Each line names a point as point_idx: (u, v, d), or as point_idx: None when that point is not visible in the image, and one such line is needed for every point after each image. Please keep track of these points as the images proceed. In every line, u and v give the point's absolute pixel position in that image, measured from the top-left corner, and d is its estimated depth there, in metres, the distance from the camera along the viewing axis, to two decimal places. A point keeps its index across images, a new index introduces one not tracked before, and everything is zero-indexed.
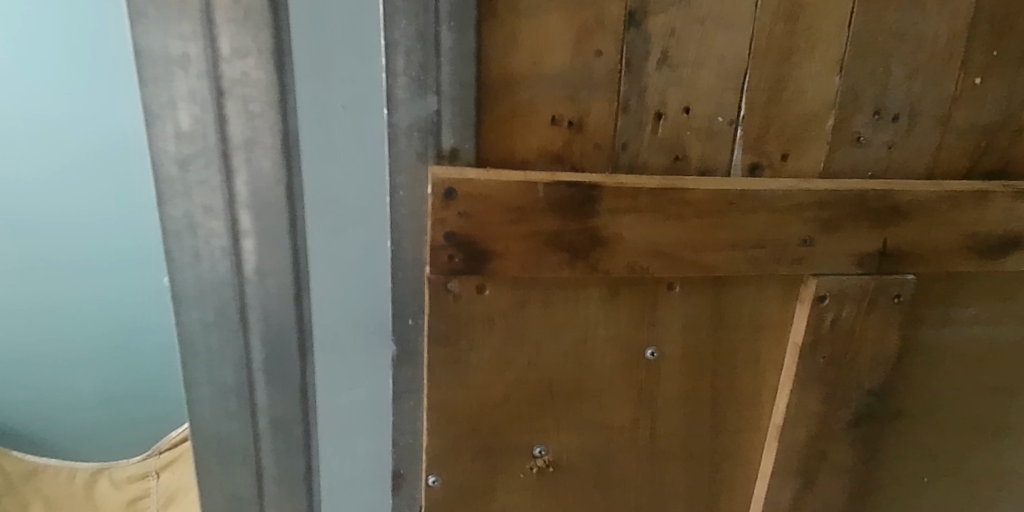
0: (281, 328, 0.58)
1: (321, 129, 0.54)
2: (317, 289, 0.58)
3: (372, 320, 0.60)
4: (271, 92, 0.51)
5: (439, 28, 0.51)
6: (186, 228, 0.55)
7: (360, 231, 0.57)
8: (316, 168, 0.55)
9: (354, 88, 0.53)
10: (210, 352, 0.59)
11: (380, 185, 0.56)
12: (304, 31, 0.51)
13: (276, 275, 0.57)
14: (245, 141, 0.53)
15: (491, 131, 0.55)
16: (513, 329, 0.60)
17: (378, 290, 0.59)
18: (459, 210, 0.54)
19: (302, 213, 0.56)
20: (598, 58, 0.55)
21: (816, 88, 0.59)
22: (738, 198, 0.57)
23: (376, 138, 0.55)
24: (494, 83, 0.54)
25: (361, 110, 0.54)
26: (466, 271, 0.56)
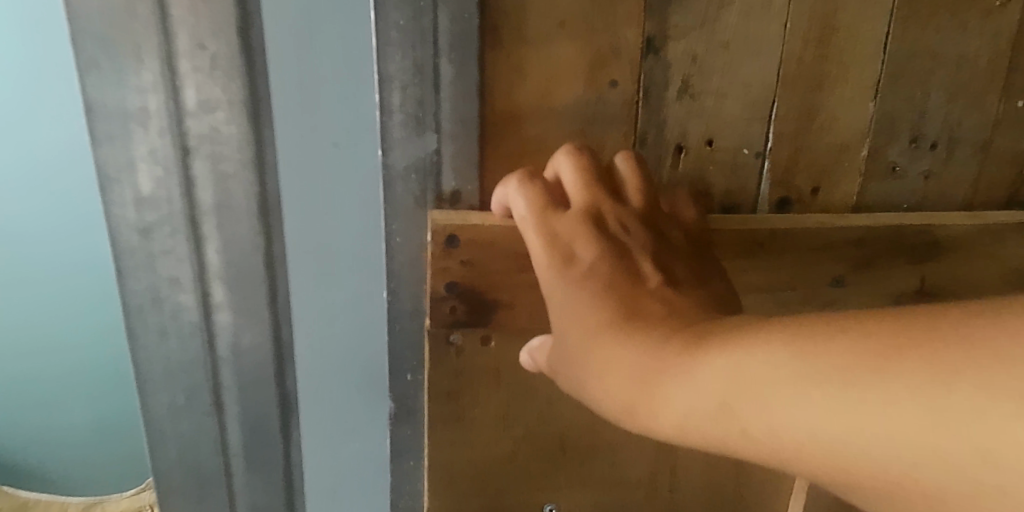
0: (262, 398, 0.54)
1: (303, 183, 0.49)
2: (304, 352, 0.53)
3: (367, 380, 0.55)
4: (245, 149, 0.47)
5: (439, 60, 0.46)
6: (150, 303, 0.49)
7: (353, 285, 0.52)
8: (299, 227, 0.50)
9: (344, 130, 0.48)
10: (183, 428, 0.54)
11: (373, 237, 0.51)
12: (283, 74, 0.46)
13: (263, 339, 0.52)
14: (218, 207, 0.48)
15: (495, 170, 0.50)
16: (522, 380, 0.55)
17: (372, 347, 0.54)
18: (461, 257, 0.49)
19: (287, 274, 0.51)
20: (613, 88, 0.50)
21: (849, 116, 0.54)
22: (767, 238, 0.52)
23: (367, 187, 0.50)
24: (498, 119, 0.49)
25: (350, 158, 0.49)
26: (469, 323, 0.51)
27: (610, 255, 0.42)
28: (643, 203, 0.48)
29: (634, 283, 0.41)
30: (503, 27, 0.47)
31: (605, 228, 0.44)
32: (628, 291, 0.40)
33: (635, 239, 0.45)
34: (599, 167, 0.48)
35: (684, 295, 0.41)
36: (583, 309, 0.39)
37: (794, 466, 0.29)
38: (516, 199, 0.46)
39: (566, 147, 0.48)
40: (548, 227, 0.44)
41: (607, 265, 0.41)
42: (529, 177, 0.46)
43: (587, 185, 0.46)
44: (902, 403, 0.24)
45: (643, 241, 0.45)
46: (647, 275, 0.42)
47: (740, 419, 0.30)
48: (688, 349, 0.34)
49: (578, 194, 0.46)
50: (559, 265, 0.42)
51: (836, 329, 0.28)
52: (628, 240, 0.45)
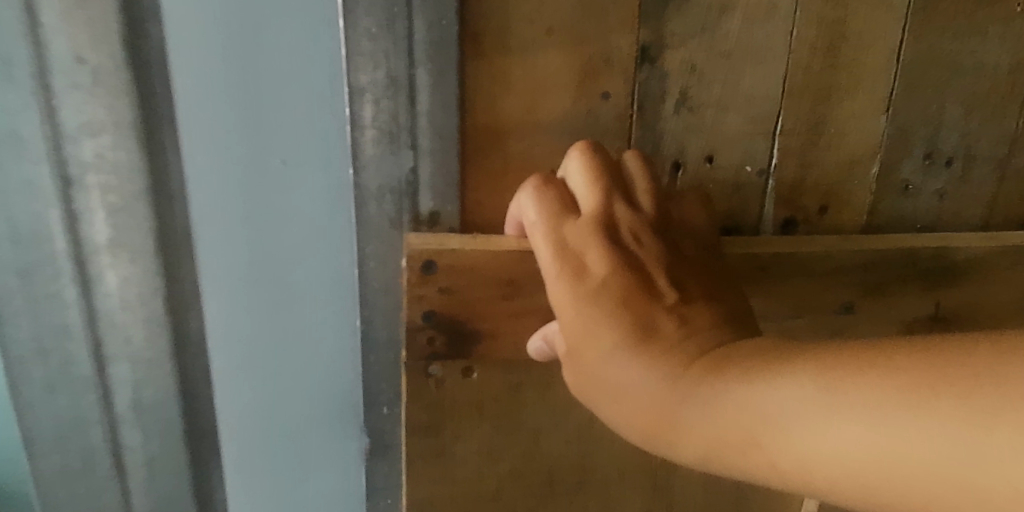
0: (166, 426, 0.55)
1: (240, 203, 0.48)
2: (241, 373, 0.53)
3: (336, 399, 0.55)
4: (136, 177, 0.46)
5: (414, 70, 0.42)
6: (37, 346, 0.50)
7: (313, 304, 0.52)
8: (228, 251, 0.50)
9: (291, 148, 0.47)
10: (69, 465, 0.54)
11: (327, 254, 0.51)
12: (217, 90, 0.45)
13: (225, 349, 0.52)
14: (106, 241, 0.47)
15: (479, 189, 0.46)
16: (507, 413, 0.51)
17: (329, 364, 0.54)
18: (439, 285, 0.45)
19: (243, 291, 0.51)
20: (604, 101, 0.46)
21: (859, 131, 0.51)
22: (772, 263, 0.49)
23: (318, 203, 0.49)
24: (479, 134, 0.45)
25: (298, 175, 0.48)
26: (449, 355, 0.47)
27: (624, 268, 0.38)
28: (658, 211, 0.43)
29: (650, 301, 0.37)
30: (485, 34, 0.43)
31: (618, 238, 0.40)
32: (643, 308, 0.37)
33: (650, 250, 0.40)
34: (613, 169, 0.43)
35: (702, 310, 0.38)
36: (600, 330, 0.36)
37: (826, 495, 0.28)
38: (526, 205, 0.42)
39: (578, 144, 0.44)
40: (558, 236, 0.40)
41: (622, 279, 0.38)
42: (545, 184, 0.42)
43: (600, 190, 0.41)
44: (952, 434, 0.24)
45: (660, 253, 0.41)
46: (665, 292, 0.38)
47: (768, 451, 0.30)
48: (710, 377, 0.33)
49: (591, 200, 0.41)
50: (569, 278, 0.38)
51: (862, 362, 0.27)
52: (644, 254, 0.40)
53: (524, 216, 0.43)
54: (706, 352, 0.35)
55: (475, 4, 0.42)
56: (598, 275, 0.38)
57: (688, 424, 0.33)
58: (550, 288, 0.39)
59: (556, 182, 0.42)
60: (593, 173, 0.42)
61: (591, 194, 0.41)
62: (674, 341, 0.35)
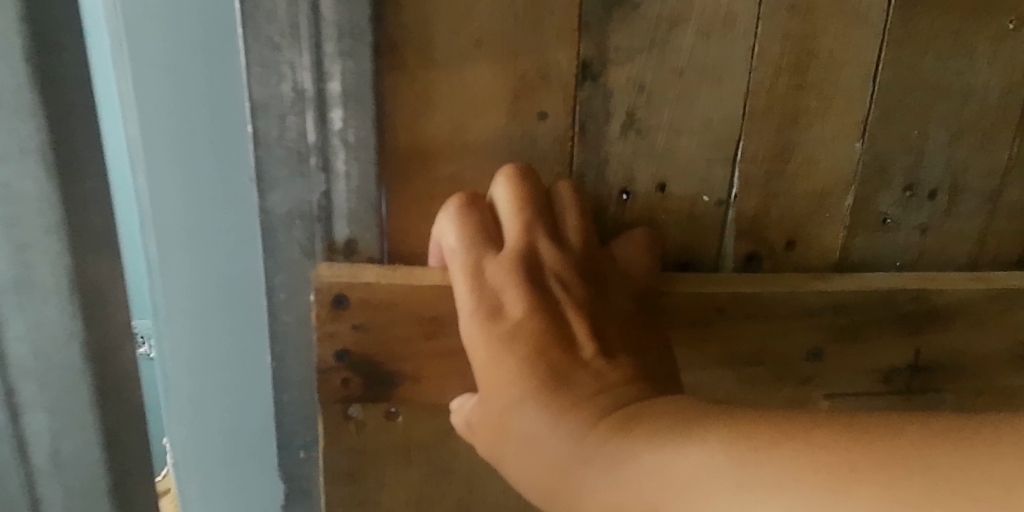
0: (81, 466, 0.55)
1: (205, 221, 0.45)
2: (207, 401, 0.50)
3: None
4: (49, 214, 0.46)
5: (325, 84, 0.38)
6: None
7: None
8: (189, 271, 0.46)
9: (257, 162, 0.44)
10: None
11: None
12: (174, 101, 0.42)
13: (191, 372, 0.49)
14: (16, 283, 0.48)
15: (399, 216, 0.42)
16: (438, 462, 0.47)
17: None
18: (353, 322, 0.41)
19: (211, 314, 0.48)
20: (541, 121, 0.41)
21: (831, 158, 0.46)
22: (729, 303, 0.44)
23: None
24: (400, 156, 0.41)
25: None
26: (366, 398, 0.43)
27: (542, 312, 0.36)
28: (586, 248, 0.39)
29: (566, 349, 0.35)
30: (404, 45, 0.39)
31: (541, 280, 0.37)
32: (559, 358, 0.34)
33: (574, 293, 0.37)
34: (543, 196, 0.39)
35: (625, 365, 0.35)
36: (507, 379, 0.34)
37: None
38: (447, 229, 0.39)
39: (508, 166, 0.39)
40: (479, 270, 0.37)
41: (536, 324, 0.35)
42: (473, 208, 0.39)
43: (525, 222, 0.38)
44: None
45: (585, 298, 0.37)
46: (583, 343, 0.35)
47: None
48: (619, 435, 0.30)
49: (516, 232, 0.38)
50: (483, 319, 0.36)
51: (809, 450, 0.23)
52: (568, 297, 0.37)
53: (444, 241, 0.39)
54: (627, 404, 0.32)
55: (391, 12, 0.38)
56: (514, 318, 0.35)
57: (584, 488, 0.30)
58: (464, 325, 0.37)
59: (481, 206, 0.39)
60: (521, 203, 0.38)
61: (516, 227, 0.38)
62: (587, 393, 0.32)
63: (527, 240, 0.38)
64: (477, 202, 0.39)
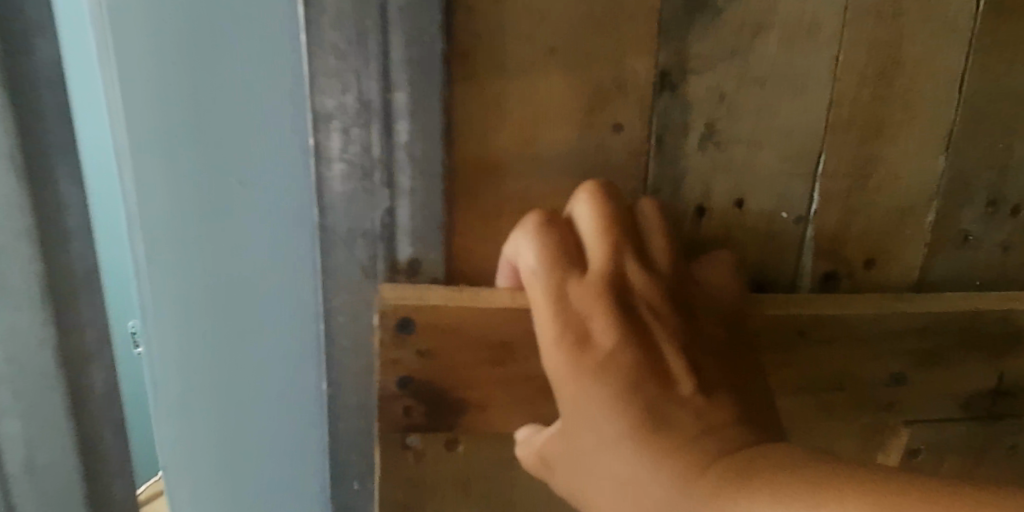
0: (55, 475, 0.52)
1: (191, 218, 0.43)
2: (196, 406, 0.48)
3: (296, 446, 0.49)
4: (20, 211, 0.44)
5: (391, 95, 0.36)
6: None
7: (274, 344, 0.46)
8: (174, 269, 0.44)
9: (247, 157, 0.42)
10: None
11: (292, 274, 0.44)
12: (157, 93, 0.40)
13: (177, 383, 0.47)
14: None
15: (464, 235, 0.39)
16: (499, 494, 0.44)
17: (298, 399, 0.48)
18: (417, 347, 0.38)
19: (200, 319, 0.45)
20: (616, 134, 0.39)
21: (914, 172, 0.43)
22: (812, 326, 0.42)
23: (281, 230, 0.43)
24: (468, 171, 0.38)
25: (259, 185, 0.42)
26: (429, 427, 0.40)
27: (634, 343, 0.34)
28: (676, 268, 0.38)
29: (661, 387, 0.34)
30: (476, 53, 0.36)
31: (629, 305, 0.35)
32: (656, 397, 0.33)
33: (665, 322, 0.36)
34: (627, 217, 0.37)
35: (723, 401, 0.34)
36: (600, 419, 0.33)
37: None
38: (524, 248, 0.37)
39: (590, 184, 0.38)
40: (562, 294, 0.36)
41: (628, 356, 0.34)
42: (552, 229, 0.37)
43: (610, 244, 0.36)
44: None
45: (676, 325, 0.36)
46: (679, 379, 0.34)
47: None
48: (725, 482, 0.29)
49: (601, 253, 0.36)
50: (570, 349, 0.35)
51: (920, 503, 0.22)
52: (658, 326, 0.35)
53: (520, 260, 0.37)
54: (736, 449, 0.32)
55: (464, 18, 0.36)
56: (604, 349, 0.34)
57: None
58: (549, 353, 0.35)
59: (562, 224, 0.37)
60: (605, 224, 0.37)
61: (600, 249, 0.36)
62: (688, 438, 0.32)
63: (613, 262, 0.36)
64: (558, 221, 0.37)
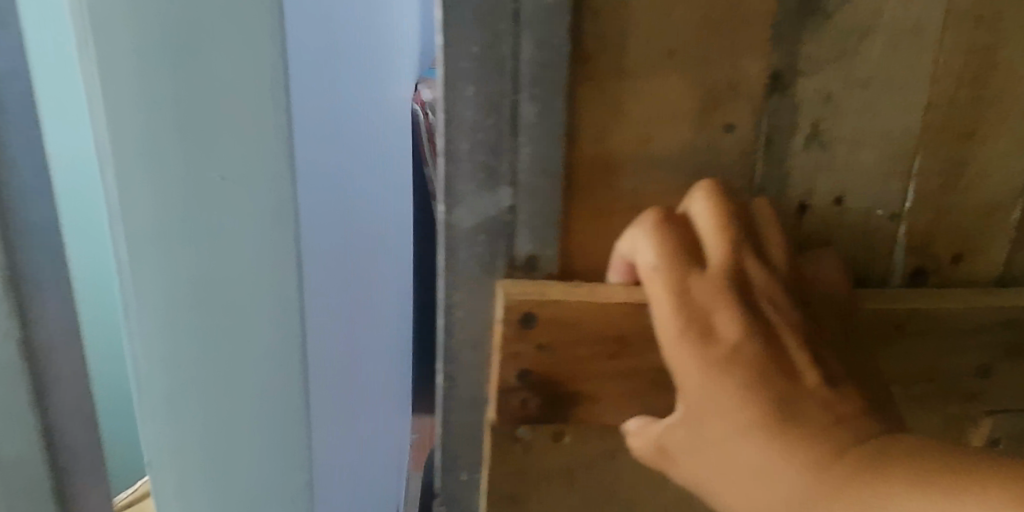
0: None
1: (181, 222, 0.51)
2: (192, 380, 0.57)
3: (277, 416, 0.58)
4: None
5: (519, 96, 0.37)
6: None
7: (263, 325, 0.55)
8: (178, 260, 0.52)
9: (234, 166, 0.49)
10: None
11: (281, 263, 0.52)
12: (155, 112, 0.47)
13: (163, 376, 0.57)
14: None
15: (578, 231, 0.40)
16: (602, 485, 0.45)
17: (277, 374, 0.56)
18: (538, 341, 0.39)
19: (181, 320, 0.55)
20: (728, 134, 0.40)
21: (1004, 170, 0.44)
22: (907, 320, 0.43)
23: (265, 230, 0.51)
24: (586, 170, 0.39)
25: (242, 186, 0.49)
26: (543, 419, 0.41)
27: (758, 337, 0.36)
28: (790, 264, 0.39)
29: (787, 379, 0.35)
30: (599, 55, 0.37)
31: (750, 300, 0.37)
32: (784, 389, 0.35)
33: (785, 315, 0.37)
34: (744, 215, 0.39)
35: (844, 392, 0.36)
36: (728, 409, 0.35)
37: None
38: (641, 245, 0.38)
39: (704, 183, 0.39)
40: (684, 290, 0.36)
41: (754, 350, 0.35)
42: (671, 227, 0.38)
43: (729, 241, 0.37)
44: None
45: (796, 319, 0.37)
46: (804, 371, 0.36)
47: None
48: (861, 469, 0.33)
49: (719, 250, 0.37)
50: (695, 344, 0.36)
51: None
52: (781, 320, 0.37)
53: (637, 256, 0.39)
54: (863, 439, 0.34)
55: (589, 22, 0.37)
56: (728, 343, 0.35)
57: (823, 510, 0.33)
58: (670, 347, 0.37)
59: (679, 221, 0.38)
60: (722, 221, 0.38)
61: (719, 246, 0.37)
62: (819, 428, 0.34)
63: (732, 258, 0.37)
64: (677, 218, 0.38)
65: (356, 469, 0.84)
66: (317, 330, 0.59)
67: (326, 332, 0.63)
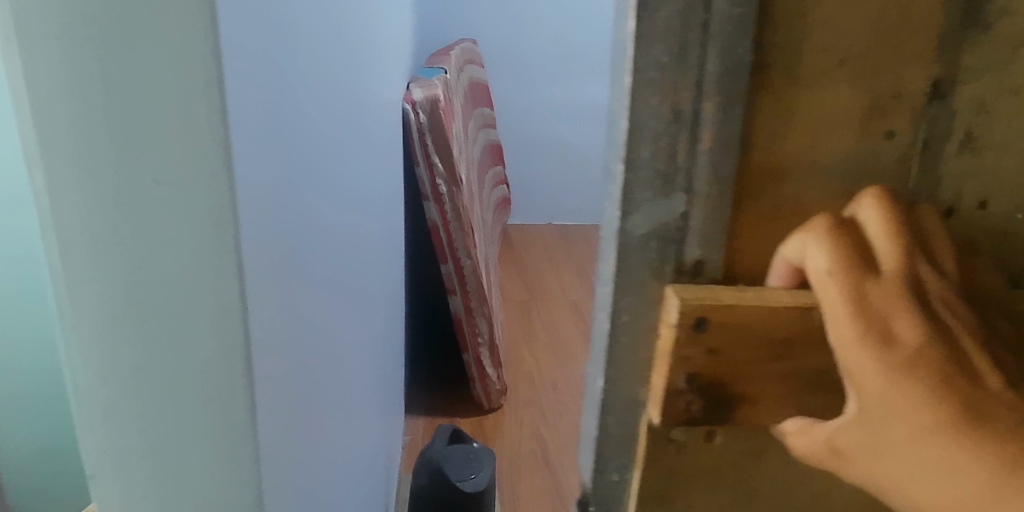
0: None
1: (129, 220, 0.44)
2: (136, 395, 0.50)
3: (232, 441, 0.51)
4: None
5: (701, 105, 0.38)
6: None
7: (210, 341, 0.48)
8: (115, 263, 0.46)
9: (172, 168, 0.42)
10: None
11: (219, 276, 0.45)
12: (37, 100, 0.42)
13: (102, 386, 0.50)
14: None
15: (742, 235, 0.41)
16: (743, 485, 0.47)
17: (205, 393, 0.49)
18: (708, 345, 0.40)
19: (125, 323, 0.48)
20: (888, 140, 0.41)
21: None
22: None
23: (206, 237, 0.44)
24: (754, 176, 0.40)
25: (187, 195, 0.43)
26: (703, 421, 0.42)
27: (940, 341, 0.36)
28: (958, 267, 0.40)
29: (973, 381, 0.36)
30: (777, 64, 0.38)
31: (927, 303, 0.37)
32: (971, 392, 0.35)
33: (961, 318, 0.38)
34: (909, 219, 0.39)
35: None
36: (911, 412, 0.35)
37: None
38: (814, 252, 0.39)
39: (870, 192, 0.40)
40: (863, 296, 0.37)
41: (937, 354, 0.36)
42: (842, 233, 0.38)
43: (902, 246, 0.38)
44: None
45: (971, 323, 0.38)
46: (986, 375, 0.36)
47: None
48: None
49: (893, 255, 0.38)
50: (878, 351, 0.36)
51: None
52: (956, 323, 0.38)
53: (807, 261, 0.39)
54: None
55: (768, 33, 0.38)
56: (910, 347, 0.36)
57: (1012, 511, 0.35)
58: (847, 353, 0.37)
59: (849, 227, 0.39)
60: (893, 227, 0.38)
61: (892, 252, 0.38)
62: (1007, 429, 0.35)
63: (906, 263, 0.38)
64: (845, 224, 0.39)
65: (334, 479, 0.86)
66: (269, 325, 0.52)
67: (280, 333, 0.56)
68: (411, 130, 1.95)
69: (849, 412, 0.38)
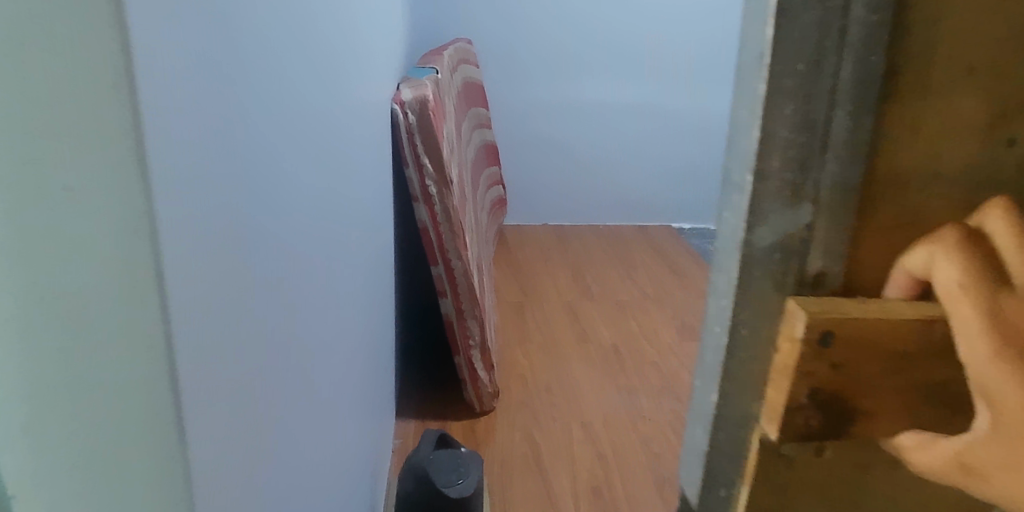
0: None
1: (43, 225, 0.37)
2: (49, 412, 0.42)
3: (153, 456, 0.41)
4: None
5: (834, 112, 0.43)
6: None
7: (122, 348, 0.39)
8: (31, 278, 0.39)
9: (75, 153, 0.35)
10: None
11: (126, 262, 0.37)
12: None
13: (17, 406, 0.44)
14: None
15: (862, 243, 0.47)
16: (860, 481, 0.53)
17: (117, 405, 0.40)
18: (833, 360, 0.45)
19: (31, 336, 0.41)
20: (1010, 147, 0.46)
21: None
22: None
23: (116, 227, 0.36)
24: (884, 184, 0.46)
25: (103, 179, 0.35)
26: (822, 437, 0.47)
27: None
28: None
29: None
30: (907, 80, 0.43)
31: None
32: None
33: None
34: None
35: None
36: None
37: None
38: (947, 259, 0.41)
39: (997, 206, 0.41)
40: (995, 309, 0.38)
41: None
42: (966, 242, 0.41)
43: None
44: None
45: None
46: None
47: None
48: None
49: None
50: (1012, 366, 0.37)
51: None
52: None
53: (936, 269, 0.42)
54: None
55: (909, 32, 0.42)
56: None
57: None
58: (974, 361, 0.39)
59: (975, 241, 0.41)
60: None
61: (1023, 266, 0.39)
62: None
63: None
64: (974, 236, 0.41)
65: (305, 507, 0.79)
66: (212, 352, 0.46)
67: (224, 353, 0.49)
68: (401, 128, 2.16)
69: (979, 428, 0.40)
